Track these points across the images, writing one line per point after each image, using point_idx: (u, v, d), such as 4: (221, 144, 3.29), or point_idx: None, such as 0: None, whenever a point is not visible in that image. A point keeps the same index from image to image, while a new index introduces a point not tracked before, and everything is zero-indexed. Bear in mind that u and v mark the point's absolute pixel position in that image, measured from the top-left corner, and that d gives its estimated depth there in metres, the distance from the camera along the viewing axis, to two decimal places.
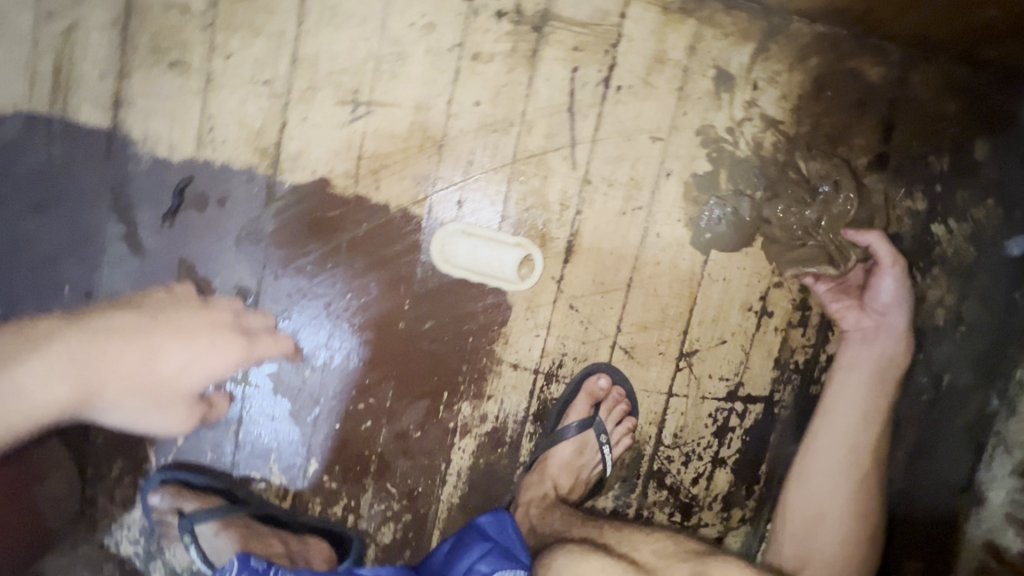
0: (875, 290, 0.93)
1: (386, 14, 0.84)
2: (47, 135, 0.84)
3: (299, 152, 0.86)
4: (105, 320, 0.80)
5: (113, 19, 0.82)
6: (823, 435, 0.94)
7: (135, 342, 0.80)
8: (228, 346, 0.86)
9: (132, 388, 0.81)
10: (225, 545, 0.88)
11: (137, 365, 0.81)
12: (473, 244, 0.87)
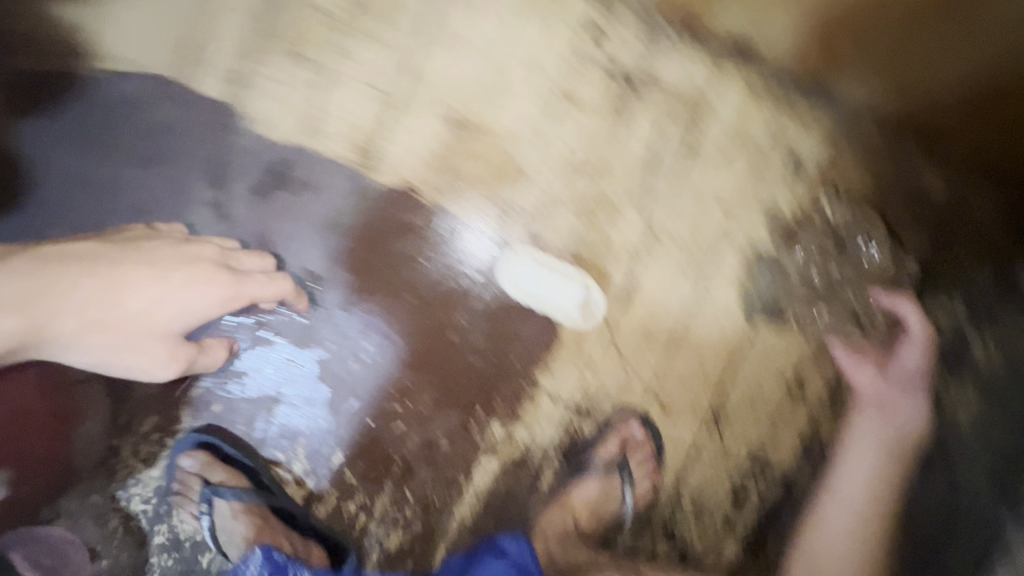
0: (897, 358, 0.85)
1: (499, 47, 0.88)
2: (166, 96, 0.89)
3: (394, 158, 0.91)
4: (69, 248, 0.82)
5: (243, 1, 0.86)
6: (833, 520, 0.83)
7: (92, 279, 0.81)
8: (208, 283, 0.87)
9: (95, 321, 0.82)
10: (237, 528, 0.91)
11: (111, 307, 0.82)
12: (540, 273, 0.94)
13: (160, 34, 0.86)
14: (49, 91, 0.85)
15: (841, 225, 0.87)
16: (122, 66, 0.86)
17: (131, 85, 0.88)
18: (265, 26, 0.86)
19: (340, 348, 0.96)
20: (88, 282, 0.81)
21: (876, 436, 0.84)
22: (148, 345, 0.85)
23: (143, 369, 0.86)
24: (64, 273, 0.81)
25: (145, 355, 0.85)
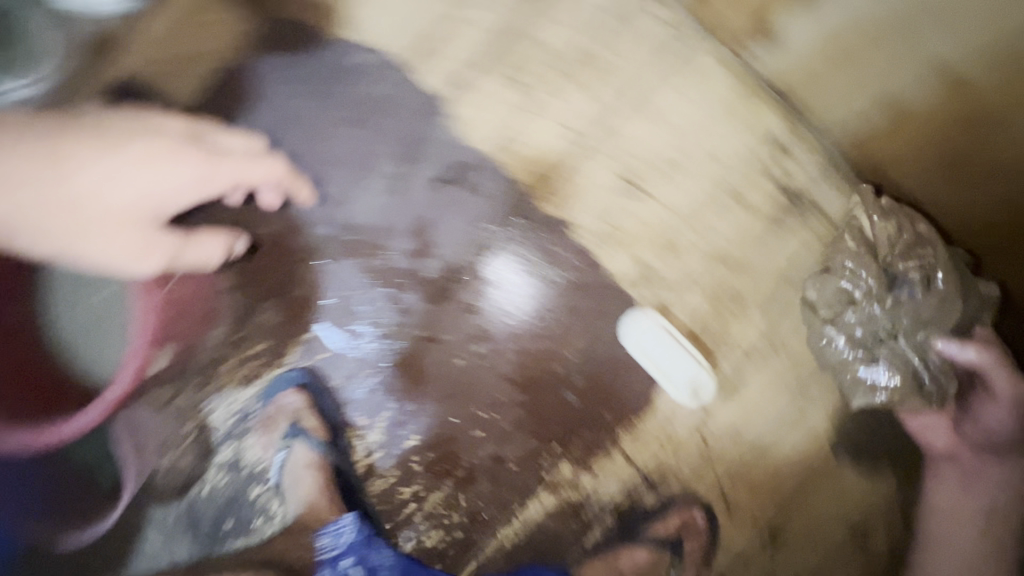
0: (980, 419, 0.88)
1: (688, 131, 0.94)
2: (388, 75, 0.97)
3: (563, 194, 0.98)
4: (36, 136, 0.81)
5: (486, 21, 0.95)
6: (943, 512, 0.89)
7: (46, 163, 0.80)
8: (184, 165, 0.89)
9: (70, 218, 0.83)
10: (308, 477, 0.94)
11: (88, 193, 0.82)
12: (665, 342, 0.96)
13: (405, 27, 0.96)
14: (296, 45, 0.96)
15: (879, 242, 0.88)
16: (361, 41, 0.96)
17: (361, 60, 0.96)
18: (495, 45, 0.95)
19: (447, 342, 0.99)
20: (26, 165, 0.79)
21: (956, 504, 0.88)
22: (149, 236, 0.89)
23: (126, 260, 0.89)
24: (23, 159, 0.79)
25: (131, 243, 0.88)
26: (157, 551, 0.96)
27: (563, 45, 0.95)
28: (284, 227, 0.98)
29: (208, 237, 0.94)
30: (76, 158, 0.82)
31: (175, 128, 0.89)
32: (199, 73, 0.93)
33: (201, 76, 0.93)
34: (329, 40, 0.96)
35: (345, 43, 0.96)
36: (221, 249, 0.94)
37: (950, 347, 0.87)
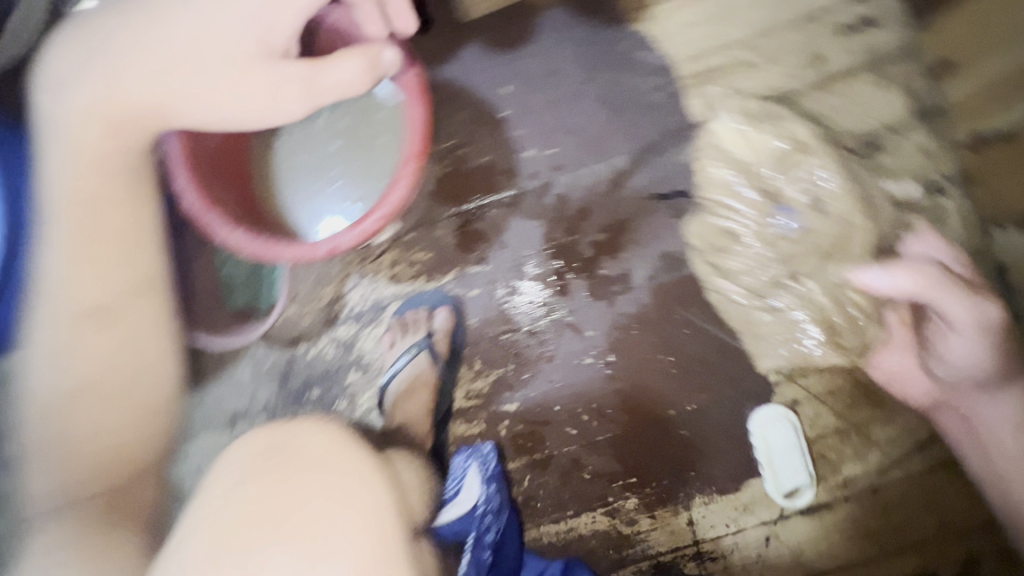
0: (874, 281, 0.91)
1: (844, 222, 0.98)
2: (661, 81, 0.99)
3: (757, 262, 0.99)
4: (150, 24, 0.77)
5: (774, 82, 0.99)
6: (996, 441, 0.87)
7: (139, 33, 0.77)
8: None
9: (202, 70, 0.77)
10: (422, 390, 0.96)
11: (189, 34, 0.76)
12: (789, 445, 0.96)
13: (695, 44, 0.99)
14: (598, 15, 0.99)
15: (740, 133, 0.99)
16: (651, 37, 0.99)
17: (642, 52, 0.99)
18: (764, 99, 0.99)
19: (585, 339, 1.01)
20: (131, 39, 0.78)
21: (1006, 416, 0.85)
22: (274, 72, 0.77)
23: (278, 102, 0.79)
24: (133, 39, 0.78)
25: (269, 82, 0.77)
26: (245, 384, 1.02)
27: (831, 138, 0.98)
28: (495, 162, 1.01)
29: (340, 56, 0.77)
30: (158, 8, 0.77)
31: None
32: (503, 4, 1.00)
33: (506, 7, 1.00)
34: (624, 23, 0.99)
35: (637, 32, 0.99)
36: (364, 65, 0.78)
37: (876, 281, 0.91)
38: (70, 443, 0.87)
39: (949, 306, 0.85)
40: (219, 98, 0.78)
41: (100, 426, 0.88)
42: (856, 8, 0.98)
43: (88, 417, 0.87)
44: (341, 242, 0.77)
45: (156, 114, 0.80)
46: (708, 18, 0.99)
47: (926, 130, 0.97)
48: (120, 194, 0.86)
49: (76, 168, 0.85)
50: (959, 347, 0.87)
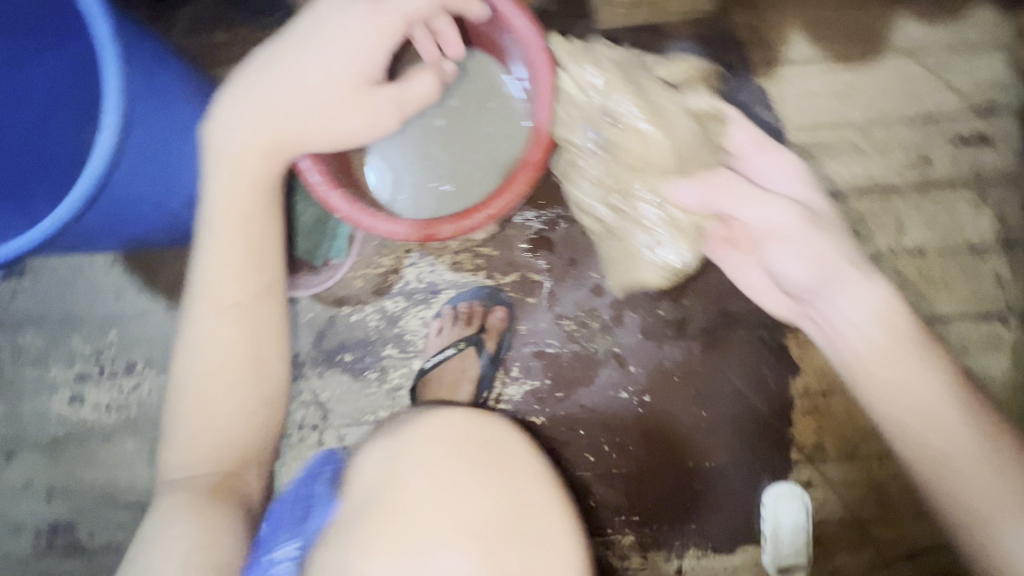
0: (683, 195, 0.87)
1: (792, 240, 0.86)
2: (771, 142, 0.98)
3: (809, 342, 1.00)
4: (270, 76, 0.68)
5: (877, 173, 0.98)
6: (906, 433, 0.83)
7: (264, 86, 0.68)
8: (353, 17, 0.69)
9: (315, 109, 0.68)
10: (463, 383, 0.97)
11: (303, 79, 0.68)
12: (796, 526, 0.98)
13: (812, 114, 0.98)
14: (726, 61, 0.97)
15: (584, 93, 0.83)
16: (772, 96, 0.97)
17: (758, 108, 0.98)
18: (862, 186, 0.98)
19: (626, 373, 1.00)
20: (254, 94, 0.68)
21: (867, 318, 0.85)
22: (369, 97, 0.70)
23: (366, 121, 0.70)
24: (258, 95, 0.68)
25: (368, 105, 0.70)
26: None
27: (916, 242, 0.99)
28: None
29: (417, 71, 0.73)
30: (277, 62, 0.69)
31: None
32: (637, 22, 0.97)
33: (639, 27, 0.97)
34: (749, 75, 0.97)
35: (758, 86, 0.98)
36: (434, 75, 0.74)
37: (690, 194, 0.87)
38: (189, 442, 0.66)
39: (788, 261, 0.86)
40: (327, 130, 0.69)
41: (198, 420, 0.66)
42: (974, 123, 0.97)
43: (201, 413, 0.66)
44: (440, 232, 0.72)
45: (277, 158, 0.69)
46: (832, 91, 0.97)
47: (1003, 256, 0.98)
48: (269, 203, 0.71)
49: (234, 180, 0.69)
50: (788, 258, 0.86)
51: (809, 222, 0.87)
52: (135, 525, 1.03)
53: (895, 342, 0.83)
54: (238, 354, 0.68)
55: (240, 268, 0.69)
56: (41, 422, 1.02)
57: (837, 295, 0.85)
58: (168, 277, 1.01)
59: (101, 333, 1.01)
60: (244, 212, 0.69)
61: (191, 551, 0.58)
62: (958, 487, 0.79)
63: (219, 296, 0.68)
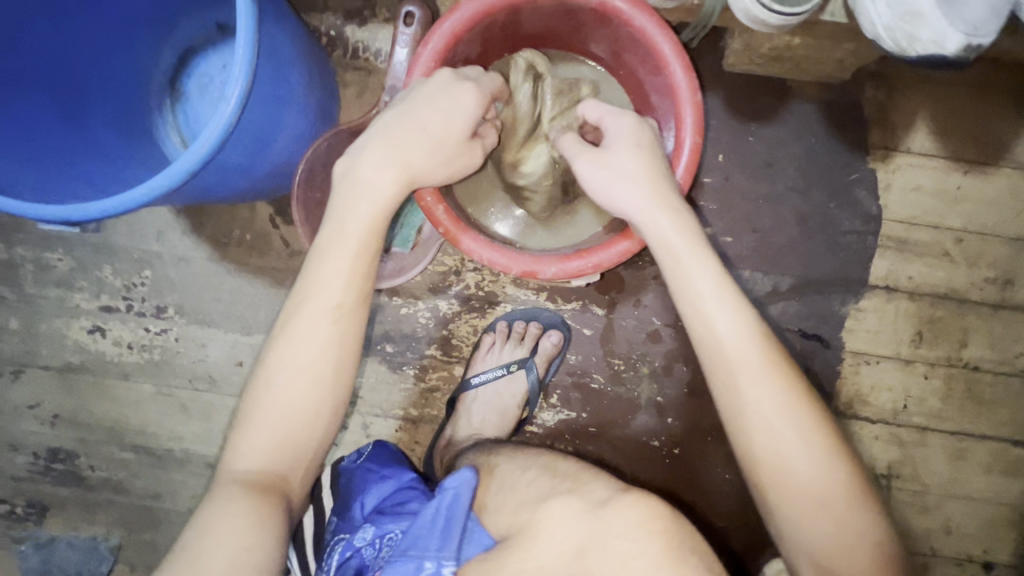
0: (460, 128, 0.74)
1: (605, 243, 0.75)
2: (863, 228, 0.95)
3: (848, 430, 0.99)
4: (390, 138, 0.62)
5: (959, 283, 0.96)
6: (738, 420, 0.58)
7: (383, 149, 0.61)
8: (455, 85, 0.63)
9: (438, 164, 0.63)
10: (510, 403, 0.94)
11: (416, 134, 0.62)
12: None
13: (913, 209, 0.95)
14: (845, 136, 0.93)
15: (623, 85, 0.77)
16: (878, 182, 0.94)
17: (862, 191, 0.94)
18: (941, 292, 0.97)
19: (663, 423, 0.99)
20: (379, 159, 0.61)
21: (733, 329, 0.58)
22: (471, 154, 0.66)
23: (464, 167, 0.66)
24: (382, 161, 0.61)
25: (468, 159, 0.66)
26: None
27: (974, 358, 0.98)
28: None
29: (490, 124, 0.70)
30: (387, 127, 0.62)
31: (444, 74, 0.64)
32: (767, 74, 0.91)
33: (767, 80, 0.92)
34: (862, 156, 0.94)
35: (867, 169, 0.94)
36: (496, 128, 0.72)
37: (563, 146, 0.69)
38: (255, 433, 0.60)
39: (590, 187, 0.65)
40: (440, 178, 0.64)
41: (270, 412, 0.59)
42: None
43: (274, 406, 0.59)
44: (543, 271, 0.68)
45: (390, 204, 0.62)
46: (939, 191, 0.94)
47: None
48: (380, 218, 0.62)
49: (356, 206, 0.62)
50: (590, 175, 0.65)
51: (644, 169, 0.63)
52: (138, 468, 1.00)
53: (724, 298, 0.59)
54: (325, 353, 0.60)
55: (354, 272, 0.61)
56: (57, 345, 0.97)
57: (658, 216, 0.61)
58: (218, 225, 0.95)
59: (136, 269, 0.96)
60: (370, 223, 0.62)
61: (238, 548, 0.54)
62: (792, 495, 0.56)
63: (322, 293, 0.60)
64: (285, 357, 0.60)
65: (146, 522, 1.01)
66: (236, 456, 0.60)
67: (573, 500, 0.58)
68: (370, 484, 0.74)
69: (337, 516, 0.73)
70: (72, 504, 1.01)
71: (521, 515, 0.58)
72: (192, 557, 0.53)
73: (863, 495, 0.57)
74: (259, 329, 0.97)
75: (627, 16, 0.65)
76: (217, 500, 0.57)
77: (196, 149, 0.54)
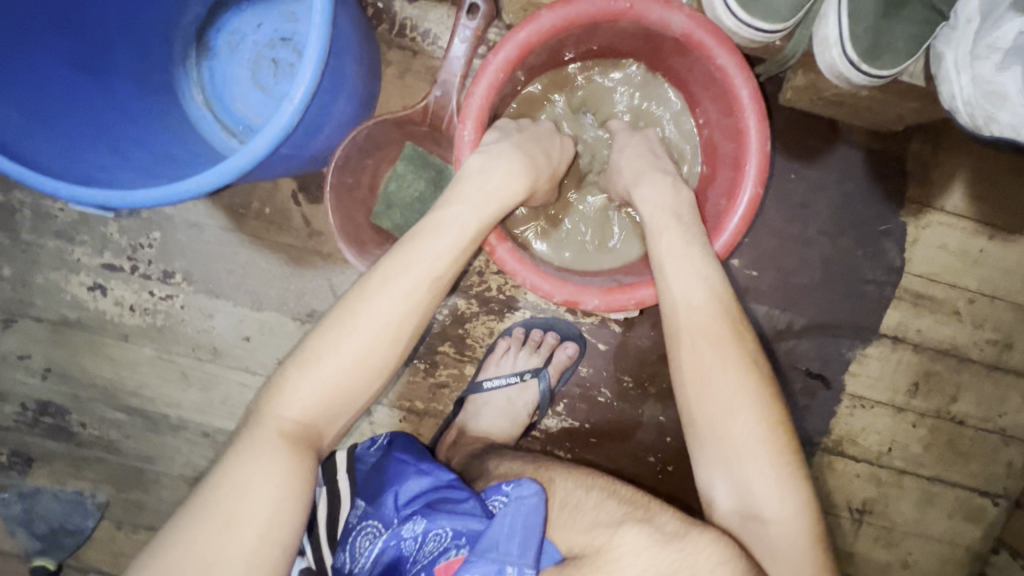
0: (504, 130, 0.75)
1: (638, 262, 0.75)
2: (883, 279, 0.96)
3: (835, 467, 1.02)
4: (521, 148, 0.65)
5: (963, 341, 0.99)
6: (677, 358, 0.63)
7: (519, 153, 0.64)
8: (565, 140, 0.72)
9: (541, 188, 0.68)
10: (521, 409, 0.94)
11: (541, 158, 0.67)
12: None
13: (932, 266, 0.96)
14: (882, 185, 0.94)
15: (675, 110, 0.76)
16: (906, 236, 0.95)
17: (889, 243, 0.95)
18: (945, 349, 0.99)
19: (661, 442, 0.99)
20: (509, 161, 0.63)
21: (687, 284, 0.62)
22: (548, 198, 0.73)
23: (538, 201, 0.72)
24: (512, 164, 0.63)
25: (547, 197, 0.72)
26: (338, 292, 0.93)
27: (963, 414, 1.01)
28: None
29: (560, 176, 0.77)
30: (519, 141, 0.66)
31: (548, 127, 0.72)
32: (816, 114, 0.91)
33: (814, 122, 0.92)
34: (896, 208, 0.94)
35: (898, 221, 0.95)
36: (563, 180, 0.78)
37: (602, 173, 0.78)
38: (313, 379, 0.56)
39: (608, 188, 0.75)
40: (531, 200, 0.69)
41: (334, 367, 0.56)
42: None
43: (328, 368, 0.56)
44: (586, 302, 0.67)
45: (499, 211, 0.63)
46: (962, 251, 0.96)
47: None
48: (470, 217, 0.61)
49: (463, 203, 0.62)
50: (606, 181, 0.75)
51: (641, 154, 0.70)
52: (131, 430, 0.98)
53: (682, 262, 0.63)
54: (407, 320, 0.58)
55: (459, 254, 0.61)
56: (53, 299, 0.93)
57: (641, 185, 0.67)
58: (237, 195, 0.91)
59: (144, 230, 0.92)
60: (482, 208, 0.62)
61: (271, 521, 0.51)
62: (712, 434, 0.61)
63: (412, 273, 0.58)
64: (367, 311, 0.57)
65: (134, 483, 0.99)
66: (286, 404, 0.56)
67: (647, 528, 0.57)
68: (406, 474, 0.66)
69: (363, 500, 0.64)
70: (59, 458, 0.99)
71: (597, 536, 0.57)
72: (225, 518, 0.50)
73: (781, 449, 0.60)
74: (269, 306, 0.94)
75: (709, 50, 0.64)
76: (261, 451, 0.54)
77: (252, 147, 0.55)
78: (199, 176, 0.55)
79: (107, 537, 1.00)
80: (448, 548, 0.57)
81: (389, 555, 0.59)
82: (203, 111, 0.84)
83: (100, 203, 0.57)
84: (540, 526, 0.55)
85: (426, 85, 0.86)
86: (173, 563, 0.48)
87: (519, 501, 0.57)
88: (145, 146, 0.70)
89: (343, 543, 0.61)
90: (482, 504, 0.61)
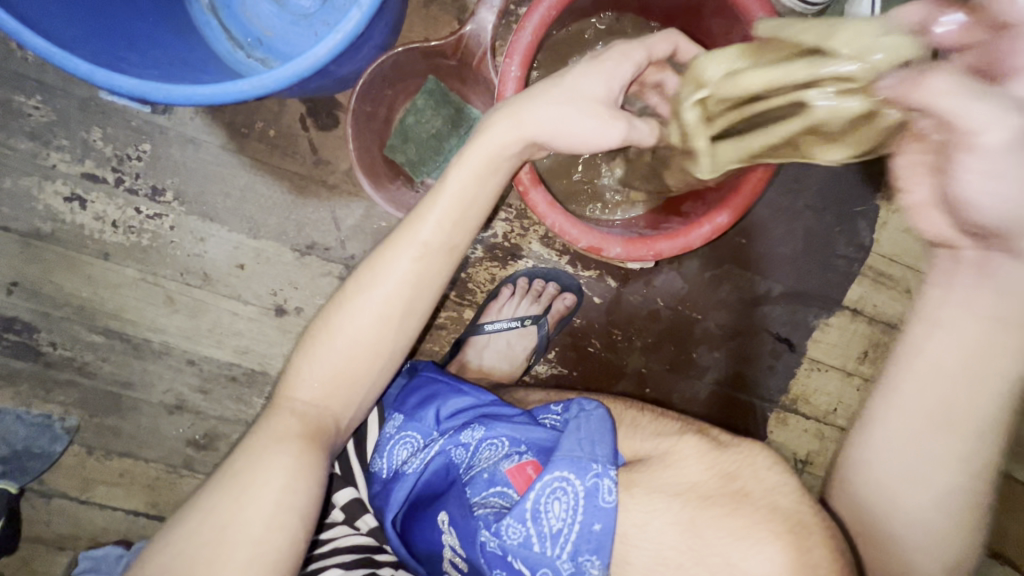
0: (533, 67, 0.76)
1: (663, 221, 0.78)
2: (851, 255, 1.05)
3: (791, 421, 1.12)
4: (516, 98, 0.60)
5: None
6: (933, 396, 0.50)
7: (512, 102, 0.59)
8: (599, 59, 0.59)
9: (548, 113, 0.57)
10: (518, 351, 0.99)
11: (544, 92, 0.58)
12: None
13: (896, 247, 1.03)
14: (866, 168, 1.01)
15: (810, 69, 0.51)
16: (879, 217, 1.02)
17: (864, 223, 1.02)
18: (895, 325, 1.06)
19: (641, 390, 1.05)
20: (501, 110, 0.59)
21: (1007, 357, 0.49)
22: (585, 116, 0.57)
23: (569, 133, 0.57)
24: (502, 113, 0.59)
25: (580, 123, 0.57)
26: (341, 225, 0.91)
27: None
28: None
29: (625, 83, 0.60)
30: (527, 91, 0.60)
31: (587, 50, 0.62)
32: None
33: None
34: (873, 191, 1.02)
35: (874, 204, 1.02)
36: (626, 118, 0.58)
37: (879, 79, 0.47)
38: (320, 360, 0.56)
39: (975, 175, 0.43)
40: (547, 133, 0.57)
41: (336, 348, 0.56)
42: None
43: (335, 341, 0.56)
44: (609, 250, 0.70)
45: (494, 157, 0.58)
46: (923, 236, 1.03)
47: None
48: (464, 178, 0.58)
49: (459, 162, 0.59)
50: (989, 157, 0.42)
51: None
52: (109, 352, 0.93)
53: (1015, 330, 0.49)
54: (399, 293, 0.57)
55: (461, 220, 0.58)
56: (24, 207, 0.87)
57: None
58: (240, 113, 0.87)
59: (132, 140, 0.87)
60: (470, 165, 0.57)
61: (283, 491, 0.51)
62: (919, 463, 0.50)
63: (411, 240, 0.57)
64: (367, 291, 0.57)
65: (111, 408, 0.95)
66: (297, 386, 0.57)
67: (697, 441, 0.58)
68: (446, 392, 0.71)
69: (400, 412, 0.71)
70: (25, 379, 0.93)
71: (660, 444, 0.59)
72: (237, 486, 0.51)
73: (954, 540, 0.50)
74: (267, 235, 0.90)
75: (752, 14, 0.66)
76: (272, 429, 0.55)
77: (313, 53, 0.56)
78: (252, 78, 0.56)
79: (77, 462, 0.96)
80: (508, 455, 0.61)
81: (440, 460, 0.66)
82: (208, 17, 0.78)
83: (140, 95, 0.55)
84: (610, 429, 0.58)
85: (451, 17, 0.83)
86: (196, 525, 0.50)
87: (586, 414, 0.60)
88: (161, 45, 0.67)
89: (381, 451, 0.70)
90: (533, 418, 0.66)
